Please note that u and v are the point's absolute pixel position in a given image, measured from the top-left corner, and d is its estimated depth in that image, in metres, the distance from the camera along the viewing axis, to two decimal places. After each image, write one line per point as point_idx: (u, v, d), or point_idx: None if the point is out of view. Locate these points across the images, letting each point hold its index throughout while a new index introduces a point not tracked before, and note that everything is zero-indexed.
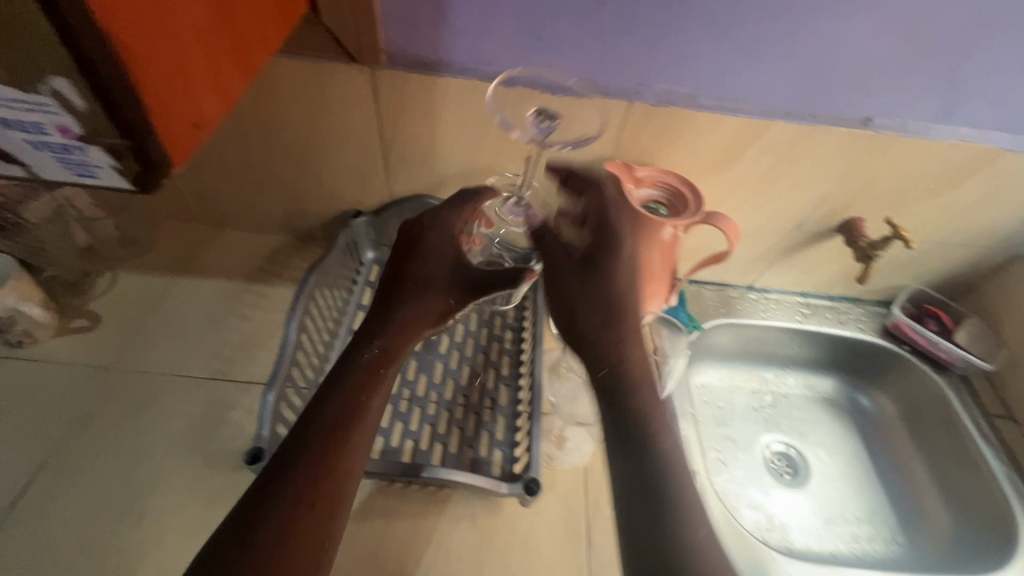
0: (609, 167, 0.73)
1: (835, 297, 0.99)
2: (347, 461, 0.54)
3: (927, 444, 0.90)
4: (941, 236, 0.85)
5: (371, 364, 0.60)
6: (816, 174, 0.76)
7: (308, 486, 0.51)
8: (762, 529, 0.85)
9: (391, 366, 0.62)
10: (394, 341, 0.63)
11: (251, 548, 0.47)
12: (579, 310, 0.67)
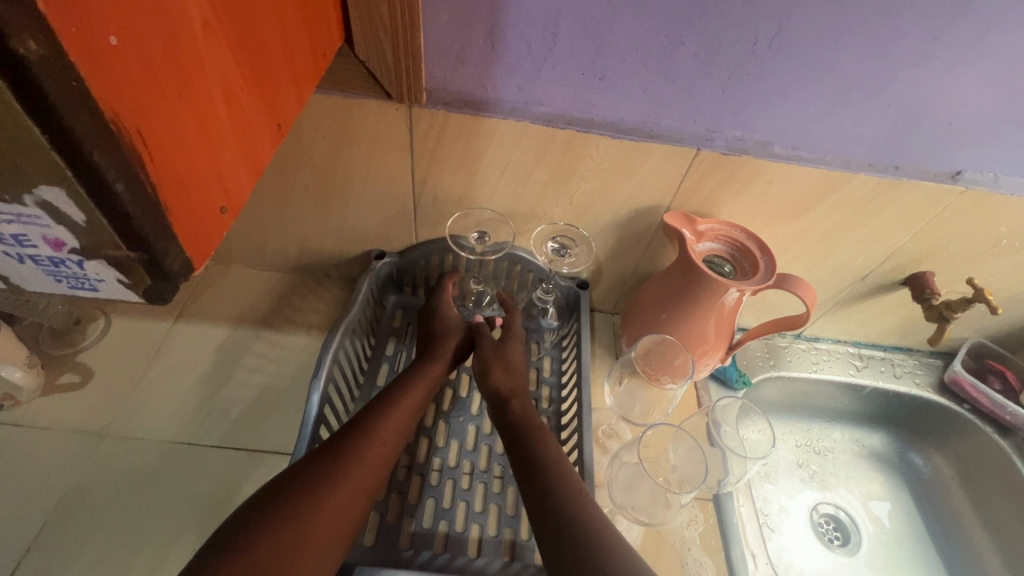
0: (669, 218, 0.66)
1: (887, 347, 0.92)
2: (329, 514, 0.49)
3: (990, 511, 0.83)
4: (1012, 292, 0.79)
5: (372, 419, 0.57)
6: (892, 227, 0.69)
7: (282, 541, 0.46)
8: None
9: (388, 419, 0.58)
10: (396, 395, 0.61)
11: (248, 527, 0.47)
12: (491, 366, 0.70)
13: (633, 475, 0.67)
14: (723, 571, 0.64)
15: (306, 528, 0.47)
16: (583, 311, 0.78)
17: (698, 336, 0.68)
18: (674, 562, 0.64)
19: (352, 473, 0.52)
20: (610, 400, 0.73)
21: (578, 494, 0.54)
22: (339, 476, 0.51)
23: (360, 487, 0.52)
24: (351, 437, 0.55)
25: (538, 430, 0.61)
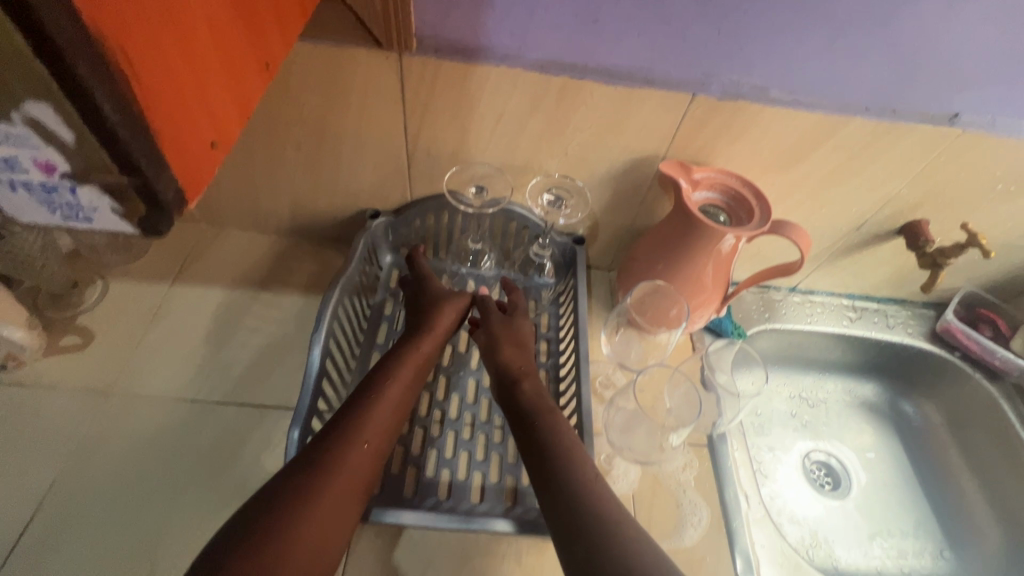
0: (666, 166, 0.65)
1: (881, 299, 0.93)
2: (336, 497, 0.49)
3: (977, 455, 0.86)
4: (1006, 239, 0.79)
5: (374, 401, 0.57)
6: (888, 173, 0.69)
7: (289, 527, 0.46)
8: (806, 541, 0.81)
9: (388, 401, 0.58)
10: (395, 372, 0.61)
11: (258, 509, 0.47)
12: (499, 341, 0.70)
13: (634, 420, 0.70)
14: (716, 510, 0.67)
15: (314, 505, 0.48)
16: (579, 266, 0.78)
17: (696, 282, 0.69)
18: (669, 502, 0.66)
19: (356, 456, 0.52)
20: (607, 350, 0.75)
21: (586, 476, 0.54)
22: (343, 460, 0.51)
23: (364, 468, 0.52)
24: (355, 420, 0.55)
25: (546, 411, 0.61)
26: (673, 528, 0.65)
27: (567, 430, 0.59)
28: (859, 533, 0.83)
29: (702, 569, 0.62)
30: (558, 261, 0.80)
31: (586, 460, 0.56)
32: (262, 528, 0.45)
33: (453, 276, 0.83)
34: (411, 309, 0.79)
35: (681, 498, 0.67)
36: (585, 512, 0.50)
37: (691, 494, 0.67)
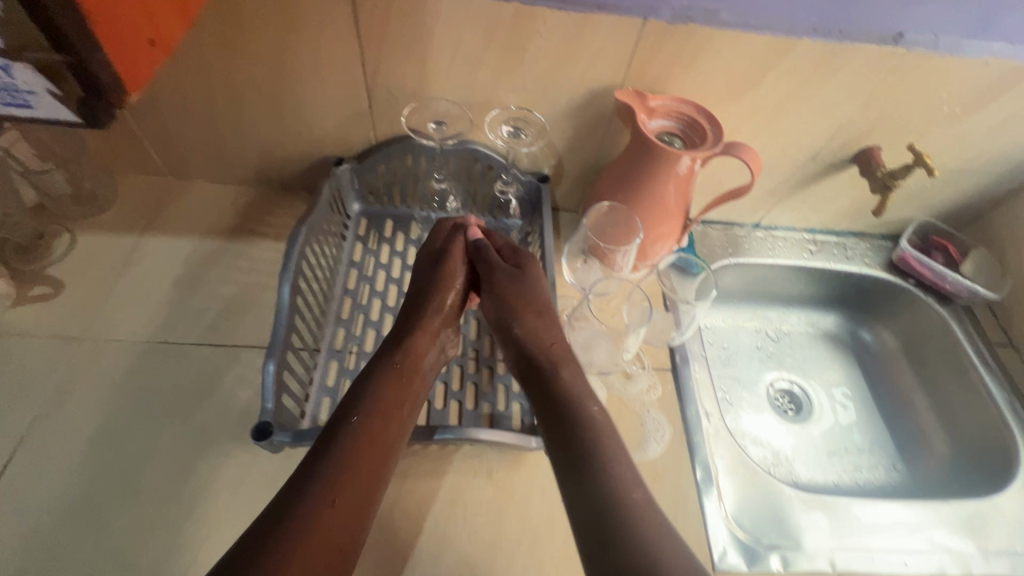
0: (622, 95, 0.67)
1: (841, 232, 0.96)
2: (355, 494, 0.50)
3: (929, 376, 0.90)
4: (955, 165, 0.82)
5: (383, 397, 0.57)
6: (839, 98, 0.71)
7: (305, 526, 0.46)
8: (767, 460, 0.86)
9: (398, 399, 0.58)
10: (406, 365, 0.61)
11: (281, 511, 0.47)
12: (521, 317, 0.68)
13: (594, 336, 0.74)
14: (679, 427, 0.70)
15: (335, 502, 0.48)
16: (543, 203, 0.79)
17: (656, 213, 0.71)
18: (634, 421, 0.69)
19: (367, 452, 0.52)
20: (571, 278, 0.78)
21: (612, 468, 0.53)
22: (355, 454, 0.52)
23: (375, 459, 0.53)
24: (369, 415, 0.55)
25: (578, 397, 0.60)
26: (637, 444, 0.68)
27: (600, 420, 0.58)
28: (818, 452, 0.87)
29: (665, 480, 0.66)
30: (525, 200, 0.82)
31: (617, 452, 0.55)
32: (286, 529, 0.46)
33: (423, 221, 0.85)
34: (382, 254, 0.81)
35: (646, 418, 0.70)
36: (608, 505, 0.50)
37: (656, 414, 0.70)
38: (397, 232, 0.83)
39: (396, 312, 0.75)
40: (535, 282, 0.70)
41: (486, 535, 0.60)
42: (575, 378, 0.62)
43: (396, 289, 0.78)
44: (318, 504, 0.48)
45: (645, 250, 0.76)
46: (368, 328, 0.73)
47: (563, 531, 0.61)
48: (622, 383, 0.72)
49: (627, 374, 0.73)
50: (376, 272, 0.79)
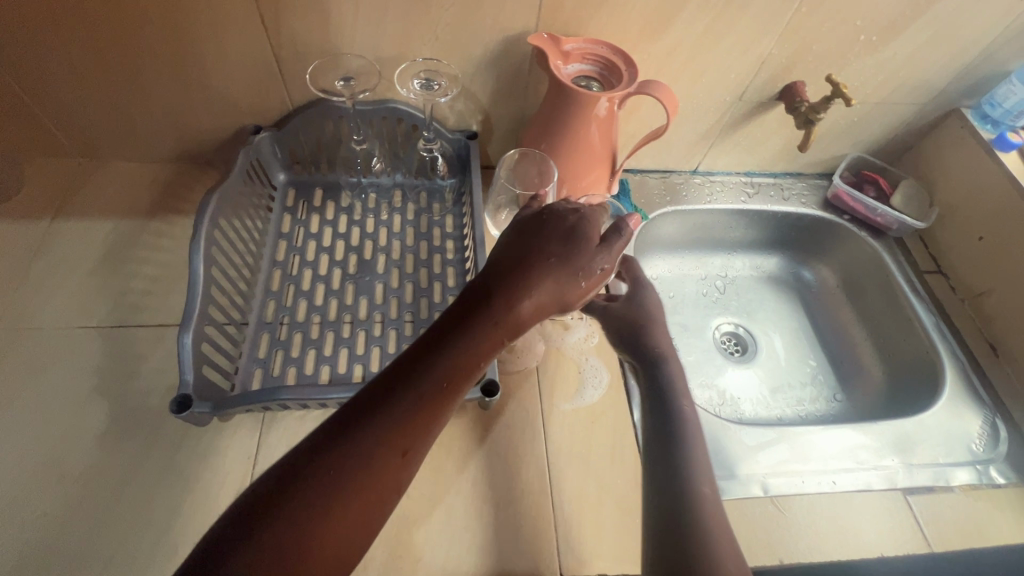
0: (536, 40, 0.64)
1: (778, 173, 0.97)
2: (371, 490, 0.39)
3: (865, 308, 0.93)
4: (878, 96, 0.83)
5: (450, 369, 0.42)
6: (756, 32, 0.70)
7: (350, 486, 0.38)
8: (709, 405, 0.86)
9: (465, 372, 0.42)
10: (496, 327, 0.43)
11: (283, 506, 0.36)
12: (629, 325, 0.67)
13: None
14: (616, 372, 0.71)
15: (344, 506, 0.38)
16: (472, 159, 0.78)
17: (582, 161, 0.70)
18: (571, 370, 0.71)
19: (433, 416, 0.41)
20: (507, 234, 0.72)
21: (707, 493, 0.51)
22: (420, 413, 0.41)
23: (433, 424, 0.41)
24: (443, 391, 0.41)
25: (677, 394, 0.61)
26: (574, 391, 0.69)
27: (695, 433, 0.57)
28: (762, 390, 0.89)
29: (602, 423, 0.67)
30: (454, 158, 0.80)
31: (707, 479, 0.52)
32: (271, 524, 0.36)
33: (352, 187, 0.83)
34: (311, 224, 0.79)
35: (583, 366, 0.71)
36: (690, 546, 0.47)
37: (591, 362, 0.72)
38: (327, 201, 0.81)
39: (371, 271, 0.75)
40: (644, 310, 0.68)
41: (424, 489, 0.60)
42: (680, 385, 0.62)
43: (328, 257, 0.76)
44: (367, 464, 0.39)
45: None
46: (299, 298, 0.72)
47: (501, 478, 0.62)
48: (559, 334, 0.73)
49: (565, 325, 0.74)
50: (306, 242, 0.77)
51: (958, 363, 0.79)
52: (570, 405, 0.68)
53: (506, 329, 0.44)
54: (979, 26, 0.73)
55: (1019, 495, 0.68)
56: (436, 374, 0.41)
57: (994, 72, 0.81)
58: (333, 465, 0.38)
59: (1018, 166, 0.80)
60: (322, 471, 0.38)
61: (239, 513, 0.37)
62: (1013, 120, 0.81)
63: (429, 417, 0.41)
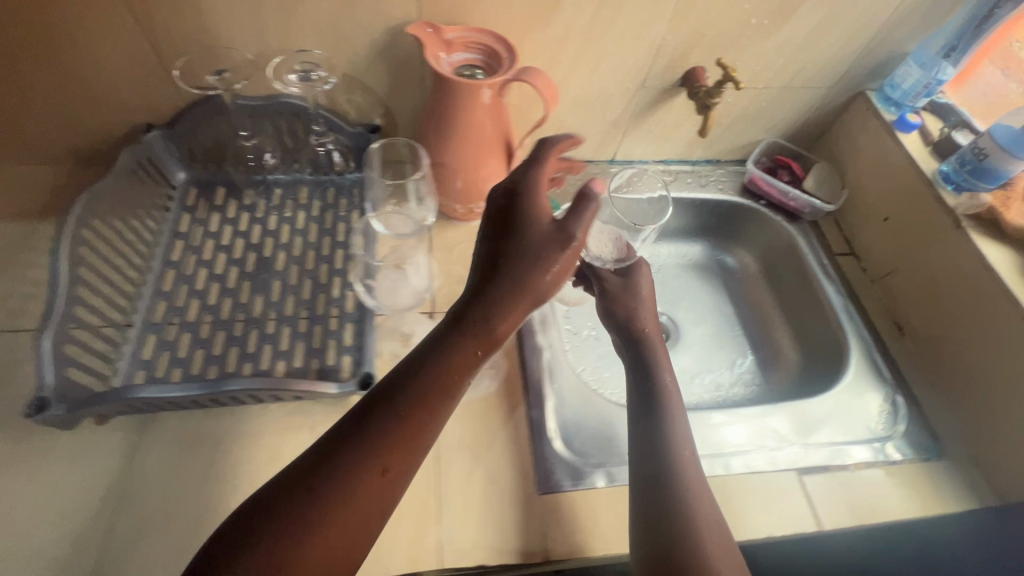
0: (415, 28, 0.63)
1: (695, 161, 0.97)
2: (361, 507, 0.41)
3: (782, 292, 0.93)
4: (783, 80, 0.83)
5: (429, 382, 0.45)
6: (644, 17, 0.70)
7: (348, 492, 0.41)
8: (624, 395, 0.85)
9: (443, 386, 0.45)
10: (473, 331, 0.47)
11: (272, 518, 0.40)
12: (635, 312, 0.72)
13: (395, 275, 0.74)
14: (514, 364, 0.71)
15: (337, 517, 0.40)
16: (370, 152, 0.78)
17: (473, 150, 0.69)
18: None
19: (427, 415, 0.45)
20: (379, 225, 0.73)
21: (693, 496, 0.54)
22: (415, 418, 0.44)
23: (429, 425, 0.45)
24: (428, 398, 0.45)
25: (669, 400, 0.63)
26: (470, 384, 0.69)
27: (681, 436, 0.59)
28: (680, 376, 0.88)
29: (496, 414, 0.67)
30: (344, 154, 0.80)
31: (695, 482, 0.56)
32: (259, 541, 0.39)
33: (255, 184, 0.81)
34: (210, 223, 0.77)
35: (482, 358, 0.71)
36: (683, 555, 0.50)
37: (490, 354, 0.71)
38: (229, 200, 0.80)
39: (270, 270, 0.74)
40: (638, 293, 0.74)
41: None
42: (673, 394, 0.64)
43: (225, 255, 0.75)
44: (353, 479, 0.41)
45: (475, 192, 0.74)
46: (192, 298, 0.70)
47: None
48: None
49: None
50: (203, 241, 0.76)
51: (862, 344, 0.80)
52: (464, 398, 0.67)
53: (506, 321, 0.48)
54: (870, 8, 0.74)
55: (911, 472, 0.69)
56: (418, 385, 0.45)
57: (894, 54, 0.81)
58: (332, 472, 0.41)
59: (918, 147, 0.81)
60: (304, 487, 0.41)
61: (240, 521, 0.40)
62: (912, 101, 0.82)
63: (423, 417, 0.44)
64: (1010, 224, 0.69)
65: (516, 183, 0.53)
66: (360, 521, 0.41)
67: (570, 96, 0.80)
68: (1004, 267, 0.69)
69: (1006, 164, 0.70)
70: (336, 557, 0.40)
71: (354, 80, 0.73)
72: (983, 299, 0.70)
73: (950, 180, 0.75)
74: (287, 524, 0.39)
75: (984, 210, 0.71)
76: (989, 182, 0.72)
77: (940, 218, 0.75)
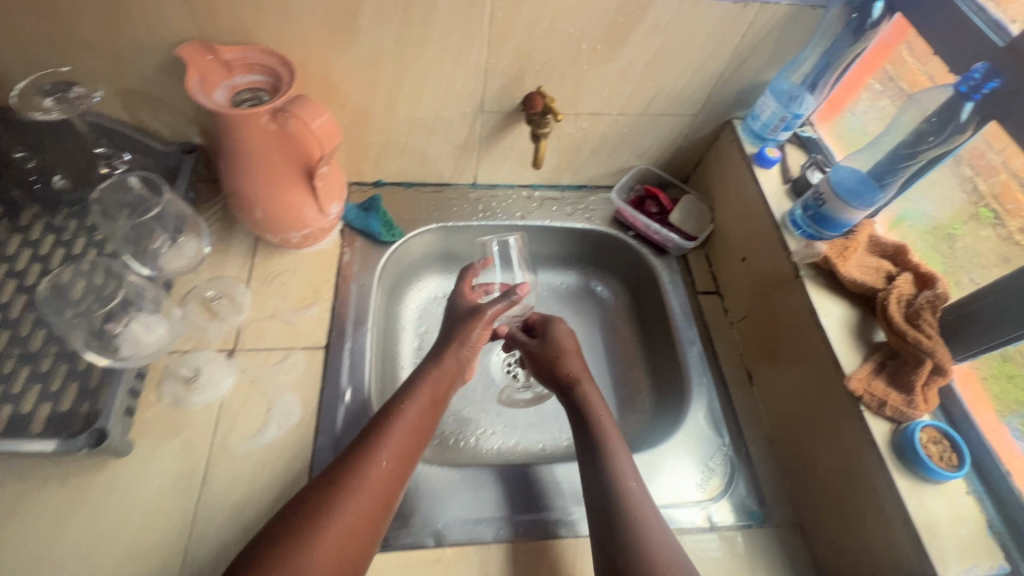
0: (184, 50, 0.57)
1: (565, 187, 0.92)
2: (355, 508, 0.52)
3: (648, 329, 0.87)
4: (638, 107, 0.77)
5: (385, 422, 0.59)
6: (458, 40, 0.65)
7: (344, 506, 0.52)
8: (457, 444, 0.80)
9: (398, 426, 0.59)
10: (424, 382, 0.64)
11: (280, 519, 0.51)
12: (557, 360, 0.73)
13: (145, 320, 0.65)
14: (310, 409, 0.67)
15: (354, 503, 0.53)
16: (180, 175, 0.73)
17: (265, 180, 0.64)
18: (259, 407, 0.66)
19: (398, 451, 0.57)
20: (149, 271, 0.68)
21: (635, 521, 0.56)
22: (387, 453, 0.56)
23: (397, 464, 0.56)
24: (381, 431, 0.58)
25: (602, 429, 0.65)
26: (255, 431, 0.64)
27: (623, 466, 0.60)
28: (524, 423, 0.84)
29: (276, 466, 0.62)
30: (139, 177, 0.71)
31: (643, 507, 0.57)
32: (291, 530, 0.50)
33: (71, 206, 0.72)
34: (7, 245, 0.68)
35: (276, 402, 0.66)
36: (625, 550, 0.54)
37: (286, 398, 0.67)
38: (36, 220, 0.71)
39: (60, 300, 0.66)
40: (555, 344, 0.75)
41: (38, 547, 0.55)
42: (608, 435, 0.64)
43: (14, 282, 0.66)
44: (334, 490, 0.53)
45: (283, 223, 0.69)
46: None
47: (137, 532, 0.57)
48: (259, 366, 0.68)
49: (269, 354, 0.69)
50: None
51: (706, 393, 0.74)
52: (244, 447, 0.63)
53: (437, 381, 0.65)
54: (714, 35, 0.68)
55: (731, 541, 0.63)
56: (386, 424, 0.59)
57: (754, 83, 0.75)
58: (328, 493, 0.53)
59: (774, 184, 0.75)
60: (296, 503, 0.52)
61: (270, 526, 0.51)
62: (772, 135, 0.76)
63: (394, 460, 0.56)
64: (844, 277, 0.64)
65: (458, 315, 0.72)
66: (352, 534, 0.51)
67: (402, 118, 0.75)
68: (834, 323, 0.64)
69: (845, 212, 0.65)
70: (338, 564, 0.49)
71: (151, 97, 0.68)
72: (815, 359, 0.64)
73: (797, 226, 0.70)
74: (308, 532, 0.50)
75: (820, 259, 0.66)
76: (832, 230, 0.67)
77: (783, 266, 0.70)
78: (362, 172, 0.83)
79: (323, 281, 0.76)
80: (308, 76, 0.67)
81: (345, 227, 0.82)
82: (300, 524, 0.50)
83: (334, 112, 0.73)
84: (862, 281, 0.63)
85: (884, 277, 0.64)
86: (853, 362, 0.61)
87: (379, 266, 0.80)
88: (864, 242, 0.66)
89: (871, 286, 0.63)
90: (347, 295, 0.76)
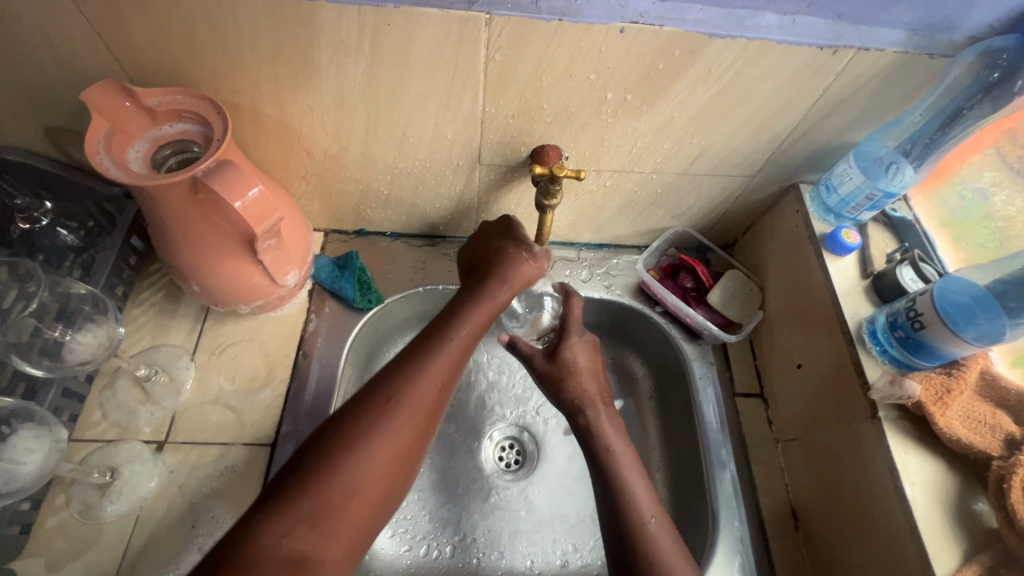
0: (91, 94, 0.44)
1: (583, 245, 0.75)
2: (411, 416, 0.45)
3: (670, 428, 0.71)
4: (678, 166, 0.61)
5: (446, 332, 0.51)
6: (444, 85, 0.50)
7: (393, 427, 0.44)
8: (430, 555, 0.68)
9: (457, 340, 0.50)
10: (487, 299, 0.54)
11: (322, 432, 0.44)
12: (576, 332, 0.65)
13: (18, 443, 0.45)
14: None
15: (406, 422, 0.45)
16: (120, 225, 0.62)
17: (197, 252, 0.52)
18: (183, 520, 0.54)
19: (449, 370, 0.49)
20: (42, 369, 0.50)
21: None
22: (438, 371, 0.48)
23: (448, 378, 0.49)
24: (438, 333, 0.51)
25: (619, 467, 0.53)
26: (173, 554, 0.53)
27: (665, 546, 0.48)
28: (510, 531, 0.71)
29: None
30: (74, 230, 0.61)
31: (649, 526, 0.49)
32: (324, 447, 0.43)
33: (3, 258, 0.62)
34: None
35: (204, 515, 0.55)
36: None
37: (216, 509, 0.55)
38: None
39: None
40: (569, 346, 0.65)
41: None
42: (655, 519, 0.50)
43: None
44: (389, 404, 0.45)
45: (229, 296, 0.57)
46: None
47: None
48: (190, 466, 0.57)
49: (205, 450, 0.58)
50: None
51: (738, 540, 0.58)
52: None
53: (495, 298, 0.55)
54: (786, 87, 0.51)
55: None
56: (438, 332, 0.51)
57: (835, 143, 0.58)
58: (380, 410, 0.45)
59: (851, 279, 0.58)
60: (344, 412, 0.45)
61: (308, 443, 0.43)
62: (852, 213, 0.59)
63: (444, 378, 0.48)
64: (944, 434, 0.49)
65: (486, 256, 0.59)
66: (397, 460, 0.44)
67: (382, 167, 0.61)
68: (923, 496, 0.48)
69: (949, 344, 0.49)
70: (380, 486, 0.43)
71: (78, 136, 0.56)
72: (892, 539, 0.49)
73: (877, 341, 0.53)
74: (351, 451, 0.42)
75: (911, 403, 0.50)
76: (928, 359, 0.51)
77: (855, 398, 0.53)
78: (341, 220, 0.71)
79: (281, 357, 0.64)
80: (261, 119, 0.54)
81: (316, 286, 0.69)
82: (333, 446, 0.42)
83: (300, 160, 0.60)
84: (971, 444, 0.48)
85: (1001, 440, 0.48)
86: (947, 557, 0.46)
87: (349, 340, 0.67)
88: (975, 384, 0.50)
89: (983, 452, 0.48)
90: (306, 377, 0.63)
